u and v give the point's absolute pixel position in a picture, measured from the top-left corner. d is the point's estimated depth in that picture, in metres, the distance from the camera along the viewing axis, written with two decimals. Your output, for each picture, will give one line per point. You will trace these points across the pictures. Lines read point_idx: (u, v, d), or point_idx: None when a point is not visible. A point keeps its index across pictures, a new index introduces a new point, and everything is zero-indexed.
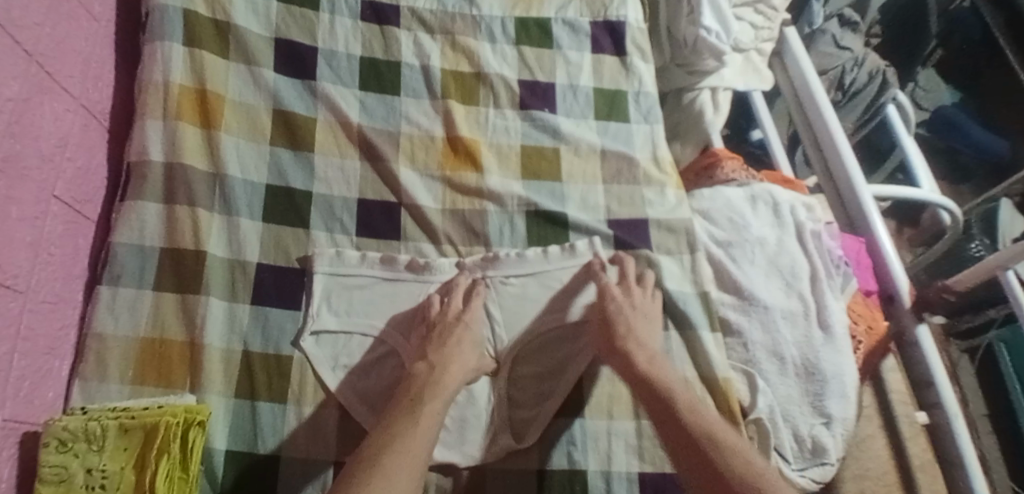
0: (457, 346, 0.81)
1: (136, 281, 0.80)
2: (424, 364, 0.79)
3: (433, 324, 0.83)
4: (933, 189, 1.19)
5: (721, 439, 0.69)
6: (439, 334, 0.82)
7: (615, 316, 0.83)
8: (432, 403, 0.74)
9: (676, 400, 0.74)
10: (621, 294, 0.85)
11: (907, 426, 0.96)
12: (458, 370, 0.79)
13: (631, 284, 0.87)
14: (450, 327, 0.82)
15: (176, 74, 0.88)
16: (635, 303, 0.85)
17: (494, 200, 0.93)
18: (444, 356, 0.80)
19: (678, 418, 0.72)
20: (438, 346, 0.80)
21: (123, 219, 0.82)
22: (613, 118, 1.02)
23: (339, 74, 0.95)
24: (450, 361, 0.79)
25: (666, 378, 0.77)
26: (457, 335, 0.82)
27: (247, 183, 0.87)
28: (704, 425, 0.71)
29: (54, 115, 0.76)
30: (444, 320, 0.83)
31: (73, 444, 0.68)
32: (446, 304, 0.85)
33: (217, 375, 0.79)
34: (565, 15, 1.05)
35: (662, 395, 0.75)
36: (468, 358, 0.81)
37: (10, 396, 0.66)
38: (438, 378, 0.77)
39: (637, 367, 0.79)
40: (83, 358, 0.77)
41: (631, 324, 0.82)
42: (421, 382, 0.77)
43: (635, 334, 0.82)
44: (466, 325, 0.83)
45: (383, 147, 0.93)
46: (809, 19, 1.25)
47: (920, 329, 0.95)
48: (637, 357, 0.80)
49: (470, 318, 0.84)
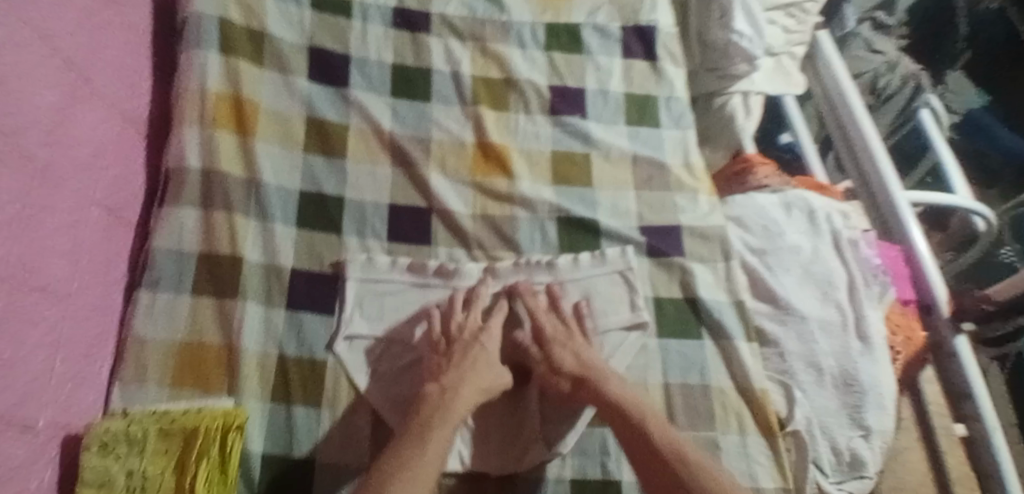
0: (472, 366, 0.80)
1: (173, 286, 0.81)
2: (437, 386, 0.79)
3: (450, 340, 0.83)
4: (967, 194, 1.16)
5: (691, 459, 0.72)
6: (454, 352, 0.81)
7: (571, 364, 0.81)
8: (442, 426, 0.74)
9: (646, 425, 0.75)
10: (564, 338, 0.83)
11: (945, 439, 0.95)
12: (471, 390, 0.79)
13: (569, 327, 0.85)
14: (467, 346, 0.82)
15: (212, 81, 0.89)
16: (582, 342, 0.84)
17: (526, 207, 0.93)
18: (455, 377, 0.79)
19: (650, 443, 0.74)
20: (451, 367, 0.80)
21: (161, 225, 0.83)
22: (644, 124, 1.01)
23: (371, 82, 0.96)
24: (461, 383, 0.78)
25: (638, 402, 0.78)
26: (471, 355, 0.81)
27: (281, 190, 0.88)
28: (675, 445, 0.73)
29: (91, 123, 0.78)
30: (461, 335, 0.83)
31: (114, 447, 0.69)
32: (467, 315, 0.85)
33: (253, 380, 0.79)
34: (595, 20, 1.05)
35: (631, 422, 0.76)
36: (481, 376, 0.80)
37: (49, 400, 0.67)
38: (451, 401, 0.77)
39: (607, 394, 0.78)
40: (122, 361, 0.78)
41: (587, 361, 0.81)
42: (433, 405, 0.76)
43: (593, 365, 0.81)
44: (483, 341, 0.83)
45: (414, 153, 0.93)
46: (841, 23, 1.24)
47: (957, 338, 0.95)
48: (608, 385, 0.79)
49: (489, 335, 0.84)
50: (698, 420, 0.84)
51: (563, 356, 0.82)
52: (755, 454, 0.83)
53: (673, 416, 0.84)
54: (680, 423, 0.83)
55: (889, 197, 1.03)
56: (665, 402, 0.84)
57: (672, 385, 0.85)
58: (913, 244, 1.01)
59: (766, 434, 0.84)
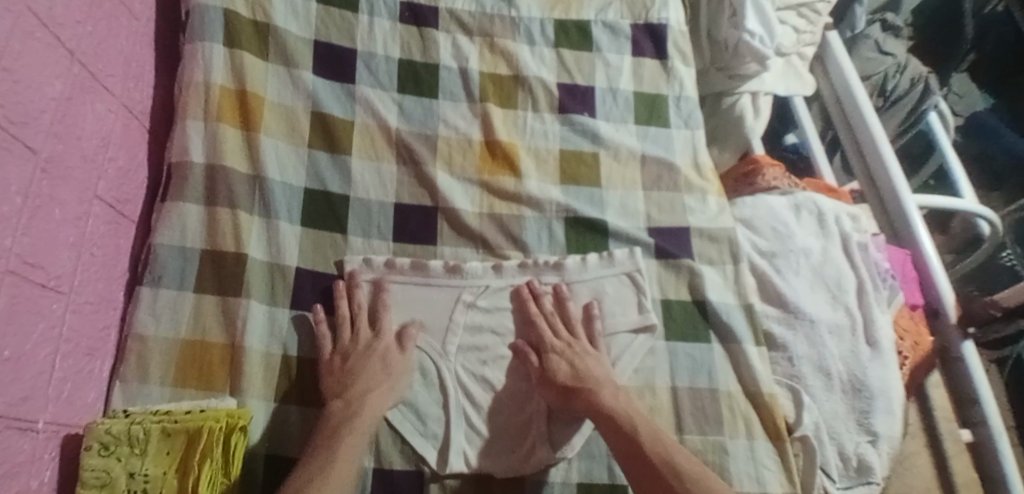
0: (367, 368, 0.78)
1: (176, 283, 0.80)
2: (339, 400, 0.75)
3: (347, 351, 0.80)
4: (973, 199, 1.16)
5: (684, 471, 0.71)
6: (352, 364, 0.78)
7: (566, 373, 0.80)
8: (350, 437, 0.72)
9: (638, 434, 0.74)
10: (563, 346, 0.82)
11: (951, 444, 0.95)
12: (376, 400, 0.77)
13: (573, 334, 0.84)
14: (365, 357, 0.79)
15: (216, 74, 0.87)
16: (582, 350, 0.82)
17: (533, 206, 0.92)
18: (358, 390, 0.76)
19: (644, 455, 0.73)
20: (349, 380, 0.77)
21: (164, 220, 0.81)
22: (653, 123, 1.00)
23: (378, 77, 0.94)
24: (366, 392, 0.76)
25: (632, 413, 0.76)
26: (371, 367, 0.78)
27: (285, 186, 0.87)
28: (667, 455, 0.73)
29: (96, 115, 0.76)
30: (357, 348, 0.80)
31: (115, 448, 0.67)
32: (356, 329, 0.82)
33: (257, 379, 0.78)
34: (605, 17, 1.03)
35: (625, 430, 0.75)
36: (382, 386, 0.78)
37: (52, 398, 0.66)
38: (354, 415, 0.74)
39: (599, 403, 0.77)
40: (123, 359, 0.76)
41: (581, 371, 0.80)
42: (336, 419, 0.74)
43: (588, 374, 0.80)
44: (381, 349, 0.80)
45: (421, 151, 0.92)
46: (851, 24, 1.21)
47: (964, 344, 0.95)
48: (601, 393, 0.78)
49: (384, 345, 0.80)
50: (706, 423, 0.83)
51: (558, 365, 0.80)
52: (763, 459, 0.82)
53: (680, 419, 0.83)
54: (687, 426, 0.83)
55: (897, 200, 1.02)
56: (673, 405, 0.83)
57: (680, 387, 0.84)
58: (920, 247, 1.01)
59: (774, 439, 0.83)
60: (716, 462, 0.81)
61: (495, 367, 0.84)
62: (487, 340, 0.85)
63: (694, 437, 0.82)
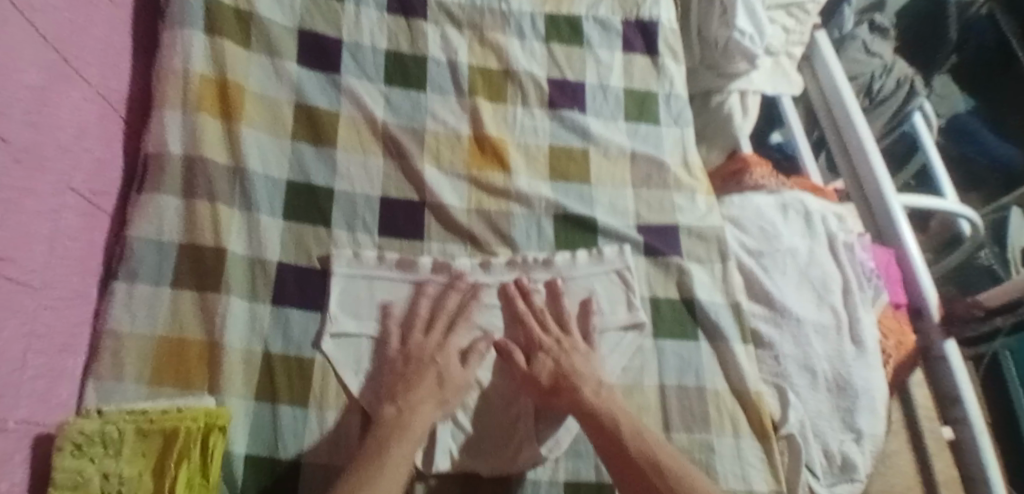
0: (422, 379, 0.77)
1: (153, 277, 0.77)
2: (393, 406, 0.74)
3: (409, 357, 0.79)
4: (956, 199, 1.18)
5: (668, 470, 0.70)
6: (410, 373, 0.77)
7: (550, 370, 0.78)
8: (400, 446, 0.70)
9: (622, 433, 0.73)
10: (552, 343, 0.81)
11: (933, 442, 0.96)
12: (428, 409, 0.75)
13: (565, 331, 0.82)
14: (423, 366, 0.78)
15: (197, 63, 0.84)
16: (571, 348, 0.81)
17: (522, 202, 0.90)
18: (411, 398, 0.75)
19: (626, 452, 0.71)
20: (406, 388, 0.76)
21: (140, 212, 0.78)
22: (643, 120, 0.99)
23: (364, 69, 0.92)
24: (421, 403, 0.75)
25: (616, 411, 0.75)
26: (428, 376, 0.77)
27: (267, 179, 0.84)
28: (652, 454, 0.71)
29: (72, 103, 0.73)
30: (420, 354, 0.79)
31: (88, 448, 0.65)
32: (427, 333, 0.81)
33: (238, 377, 0.76)
34: (596, 12, 1.02)
35: (609, 430, 0.73)
36: (436, 397, 0.76)
37: (23, 397, 0.64)
38: (406, 424, 0.72)
39: (584, 401, 0.76)
40: (97, 356, 0.74)
41: (565, 369, 0.78)
42: (388, 426, 0.72)
43: (573, 372, 0.78)
44: (440, 359, 0.78)
45: (408, 144, 0.90)
46: (839, 23, 1.26)
47: (946, 343, 0.95)
48: (585, 391, 0.76)
49: (446, 355, 0.79)
50: (693, 422, 0.82)
51: (542, 365, 0.79)
52: (749, 458, 0.81)
53: (667, 417, 0.82)
54: (675, 424, 0.82)
55: (882, 201, 1.03)
56: (661, 404, 0.83)
57: (668, 385, 0.84)
58: (905, 248, 1.01)
59: (760, 438, 0.83)
60: (703, 460, 0.81)
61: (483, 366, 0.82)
62: (474, 337, 0.83)
63: (680, 435, 0.81)
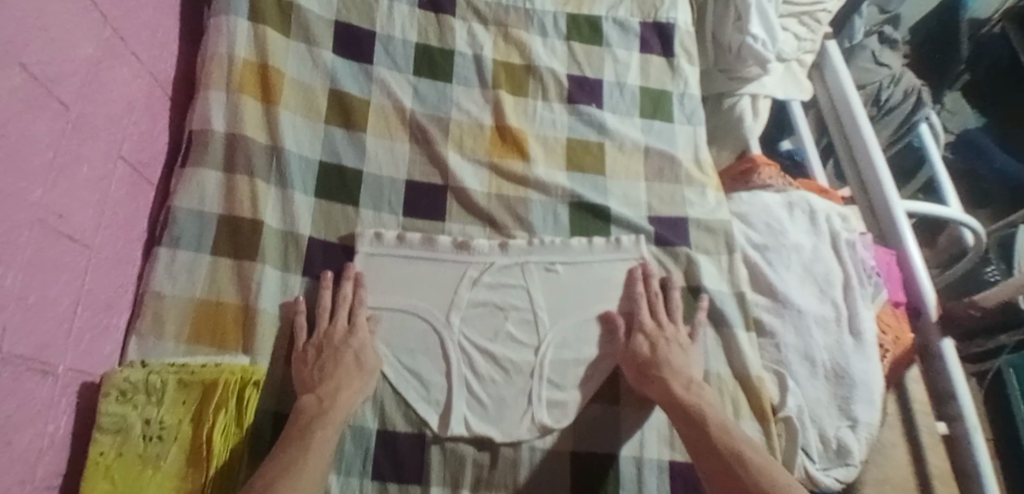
0: (338, 365, 0.79)
1: (194, 245, 0.83)
2: (313, 395, 0.77)
3: (322, 347, 0.80)
4: (958, 208, 1.21)
5: (751, 462, 0.73)
6: (326, 360, 0.79)
7: (646, 353, 0.84)
8: (323, 431, 0.73)
9: (708, 423, 0.77)
10: (654, 327, 0.86)
11: (928, 437, 0.98)
12: (350, 394, 0.78)
13: (670, 318, 0.88)
14: (339, 353, 0.80)
15: (240, 48, 0.90)
16: (667, 337, 0.86)
17: (539, 190, 0.95)
18: (330, 386, 0.77)
19: (710, 441, 0.76)
20: (323, 376, 0.78)
21: (184, 185, 0.84)
22: (658, 118, 1.04)
23: (395, 60, 0.98)
24: (339, 389, 0.77)
25: (704, 404, 0.79)
26: (346, 360, 0.79)
27: (301, 158, 0.90)
28: (734, 447, 0.75)
29: (123, 79, 0.79)
30: (332, 342, 0.81)
31: (132, 396, 0.70)
32: (334, 320, 0.82)
33: (269, 341, 0.82)
34: (615, 14, 1.07)
35: (694, 418, 0.78)
36: (354, 382, 0.78)
37: (70, 348, 0.70)
38: (327, 411, 0.75)
39: (674, 392, 0.80)
40: (140, 315, 0.79)
41: (660, 355, 0.84)
42: (311, 413, 0.75)
43: (667, 360, 0.83)
44: (356, 345, 0.81)
45: (433, 132, 0.95)
46: (850, 35, 1.27)
47: (943, 342, 0.98)
48: (674, 384, 0.81)
49: (359, 339, 0.81)
50: None
51: (641, 344, 0.85)
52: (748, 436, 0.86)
53: None
54: None
55: (886, 204, 1.07)
56: None
57: None
58: (906, 250, 1.05)
59: (760, 419, 0.87)
60: None
61: (500, 343, 0.86)
62: (489, 313, 0.87)
63: None
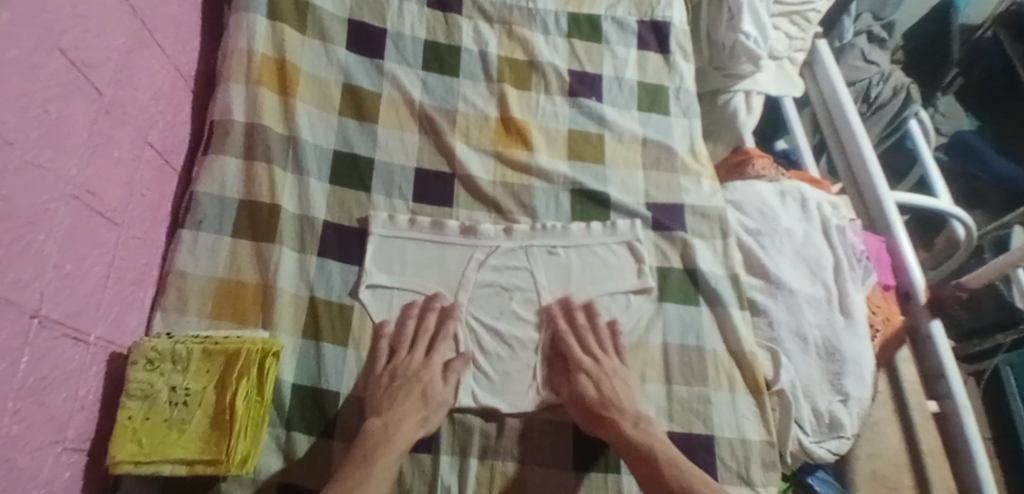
0: (407, 396, 0.82)
1: (215, 227, 0.87)
2: (378, 420, 0.80)
3: (396, 375, 0.84)
4: (947, 200, 1.24)
5: None
6: (397, 388, 0.83)
7: (591, 395, 0.84)
8: (384, 458, 0.76)
9: (660, 462, 0.78)
10: (591, 363, 0.86)
11: (919, 414, 1.01)
12: (412, 424, 0.80)
13: (605, 351, 0.88)
14: (410, 382, 0.83)
15: (259, 43, 0.95)
16: (608, 373, 0.86)
17: (542, 178, 1.00)
18: (396, 413, 0.80)
19: (663, 479, 0.77)
20: (391, 403, 0.81)
21: (205, 172, 0.89)
22: (655, 110, 1.09)
23: (405, 56, 1.03)
24: (403, 418, 0.80)
25: (655, 444, 0.80)
26: (414, 391, 0.82)
27: (316, 147, 0.95)
28: (689, 484, 0.76)
29: (150, 70, 0.84)
30: (406, 371, 0.84)
31: (158, 364, 0.75)
32: (412, 352, 0.86)
33: (287, 318, 0.86)
34: (614, 13, 1.12)
35: (647, 458, 0.79)
36: (420, 413, 0.81)
37: (101, 318, 0.74)
38: (390, 439, 0.78)
39: (625, 434, 0.81)
40: (163, 292, 0.84)
41: (607, 396, 0.84)
42: (375, 440, 0.78)
43: (615, 399, 0.84)
44: (426, 377, 0.84)
45: (441, 123, 1.00)
46: (840, 34, 1.34)
47: (932, 323, 1.03)
48: (623, 423, 0.82)
49: (430, 373, 0.84)
50: (693, 376, 0.90)
51: (586, 386, 0.85)
52: (743, 409, 0.89)
53: (669, 372, 0.91)
54: (676, 378, 0.90)
55: (875, 194, 1.10)
56: (664, 360, 0.91)
57: (671, 345, 0.92)
58: (895, 237, 1.09)
59: (754, 393, 0.91)
60: (701, 410, 0.88)
61: (506, 321, 0.91)
62: (495, 290, 0.92)
63: (681, 388, 0.89)
